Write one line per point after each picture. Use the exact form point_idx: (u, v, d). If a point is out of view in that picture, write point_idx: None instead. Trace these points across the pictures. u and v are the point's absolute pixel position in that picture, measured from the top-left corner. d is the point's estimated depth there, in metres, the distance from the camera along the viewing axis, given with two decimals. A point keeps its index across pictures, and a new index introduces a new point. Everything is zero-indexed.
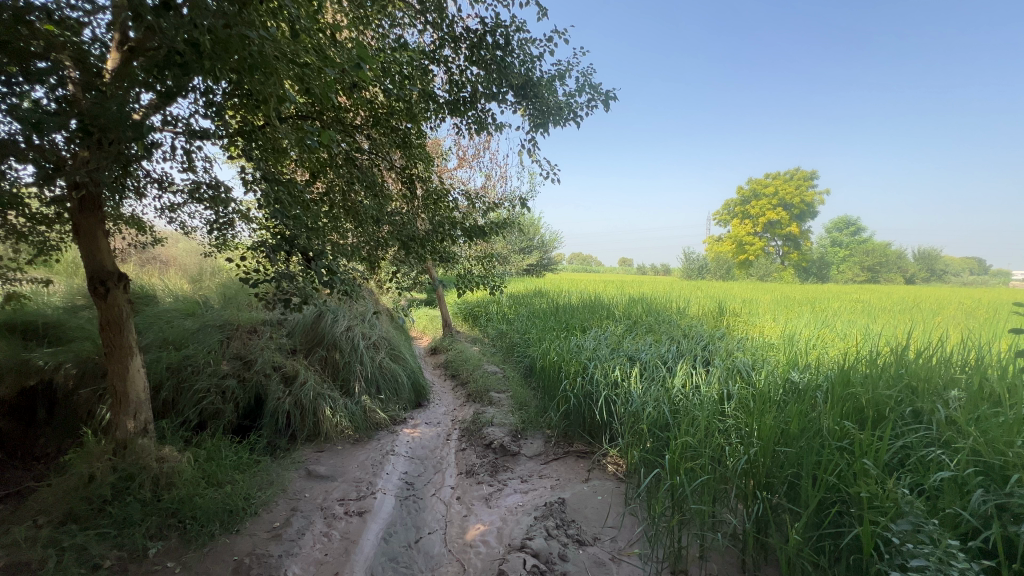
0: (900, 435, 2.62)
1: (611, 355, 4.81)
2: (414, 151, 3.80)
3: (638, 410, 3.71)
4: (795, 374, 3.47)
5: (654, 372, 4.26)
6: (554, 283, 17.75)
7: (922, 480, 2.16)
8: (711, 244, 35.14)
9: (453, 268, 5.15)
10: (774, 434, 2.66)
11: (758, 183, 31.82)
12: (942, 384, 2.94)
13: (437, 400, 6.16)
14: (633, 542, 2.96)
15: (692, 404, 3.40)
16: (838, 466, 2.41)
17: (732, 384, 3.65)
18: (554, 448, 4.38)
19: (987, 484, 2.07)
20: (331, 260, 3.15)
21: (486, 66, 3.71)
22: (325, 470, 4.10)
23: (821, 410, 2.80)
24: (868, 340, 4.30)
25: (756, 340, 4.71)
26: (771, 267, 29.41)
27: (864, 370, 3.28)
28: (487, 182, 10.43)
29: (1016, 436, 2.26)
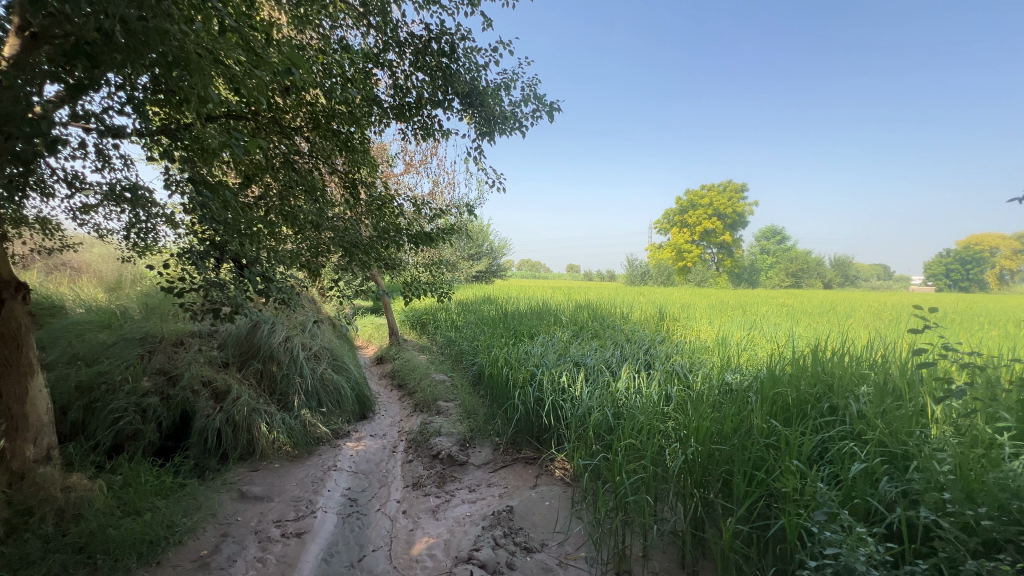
0: (820, 430, 2.83)
1: (558, 361, 4.89)
2: (356, 156, 3.70)
3: (584, 414, 3.79)
4: (728, 375, 3.67)
5: (599, 377, 4.36)
6: (503, 289, 17.84)
7: (839, 470, 2.34)
8: (653, 251, 36.67)
9: (399, 275, 5.04)
10: (709, 433, 2.81)
11: (695, 195, 33.74)
12: (855, 380, 3.21)
13: (382, 411, 5.98)
14: (579, 546, 3.00)
15: (634, 407, 3.51)
16: (766, 461, 2.57)
17: (672, 386, 3.80)
18: (502, 456, 4.37)
19: (892, 471, 2.28)
20: (267, 268, 2.99)
21: (431, 72, 3.69)
22: (260, 491, 3.86)
23: (751, 409, 2.97)
24: (791, 342, 4.63)
25: (693, 344, 4.95)
26: (708, 273, 31.11)
27: (788, 369, 3.52)
28: (435, 188, 10.34)
29: (914, 427, 2.51)
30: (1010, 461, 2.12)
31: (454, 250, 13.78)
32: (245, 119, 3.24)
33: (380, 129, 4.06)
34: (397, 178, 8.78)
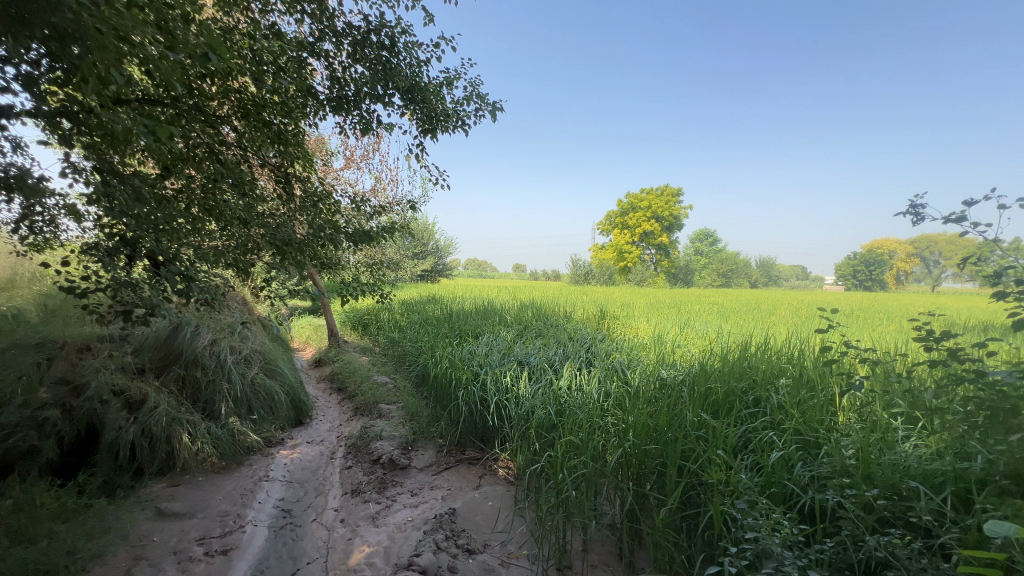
0: (744, 421, 3.03)
1: (502, 360, 4.89)
2: (290, 148, 3.51)
3: (527, 413, 3.81)
4: (663, 371, 3.85)
5: (542, 376, 4.41)
6: (449, 288, 17.69)
7: (760, 458, 2.52)
8: (595, 252, 37.77)
9: (337, 274, 4.84)
10: (645, 428, 2.91)
11: (635, 198, 35.13)
12: (775, 373, 3.47)
13: (320, 417, 5.72)
14: (521, 544, 3.02)
15: (576, 404, 3.57)
16: (696, 453, 2.71)
17: (612, 382, 3.91)
18: (446, 457, 4.31)
19: (806, 457, 2.48)
20: (188, 265, 2.76)
21: (371, 65, 3.57)
22: (180, 507, 3.57)
23: (684, 404, 3.12)
24: (720, 338, 4.93)
25: (631, 341, 5.15)
26: (647, 273, 32.46)
27: (717, 364, 3.74)
28: (377, 185, 10.06)
29: (825, 416, 2.74)
30: (902, 444, 2.37)
31: (397, 248, 13.45)
32: (163, 104, 2.97)
33: (316, 121, 3.88)
34: (336, 173, 8.43)
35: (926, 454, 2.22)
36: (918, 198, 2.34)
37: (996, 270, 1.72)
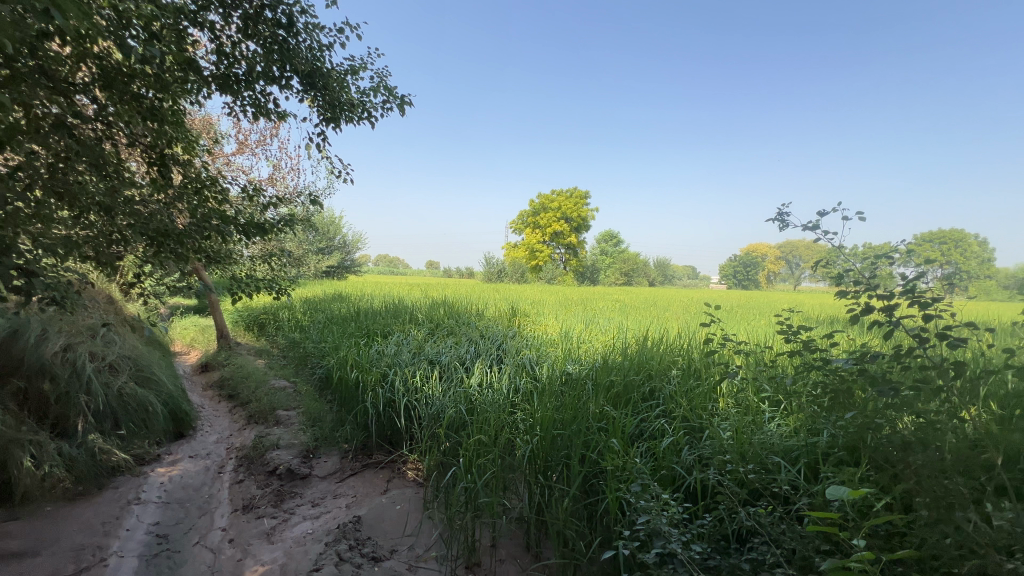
0: (641, 411, 3.26)
1: (412, 360, 4.77)
2: (166, 127, 3.10)
3: (437, 413, 3.75)
4: (569, 366, 4.01)
5: (453, 375, 4.37)
6: (358, 285, 16.90)
7: (654, 445, 2.72)
8: (508, 250, 38.38)
9: (226, 270, 4.38)
10: (551, 422, 3.02)
11: (546, 198, 36.29)
12: (668, 365, 3.77)
13: (205, 428, 5.15)
14: (430, 546, 2.97)
15: (486, 401, 3.59)
16: (597, 443, 2.87)
17: (521, 379, 4.00)
18: (351, 463, 4.09)
19: (692, 441, 2.73)
20: (27, 258, 2.32)
21: (265, 43, 3.27)
22: (20, 545, 3.00)
23: (588, 397, 3.28)
24: (621, 333, 5.26)
25: (540, 338, 5.30)
26: (557, 271, 33.71)
27: (618, 358, 3.98)
28: (275, 173, 9.28)
29: (708, 403, 3.05)
30: (769, 424, 2.70)
31: (298, 242, 12.54)
32: None
33: (197, 100, 3.47)
34: (225, 157, 7.62)
35: (786, 432, 2.56)
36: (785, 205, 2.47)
37: (840, 273, 2.01)
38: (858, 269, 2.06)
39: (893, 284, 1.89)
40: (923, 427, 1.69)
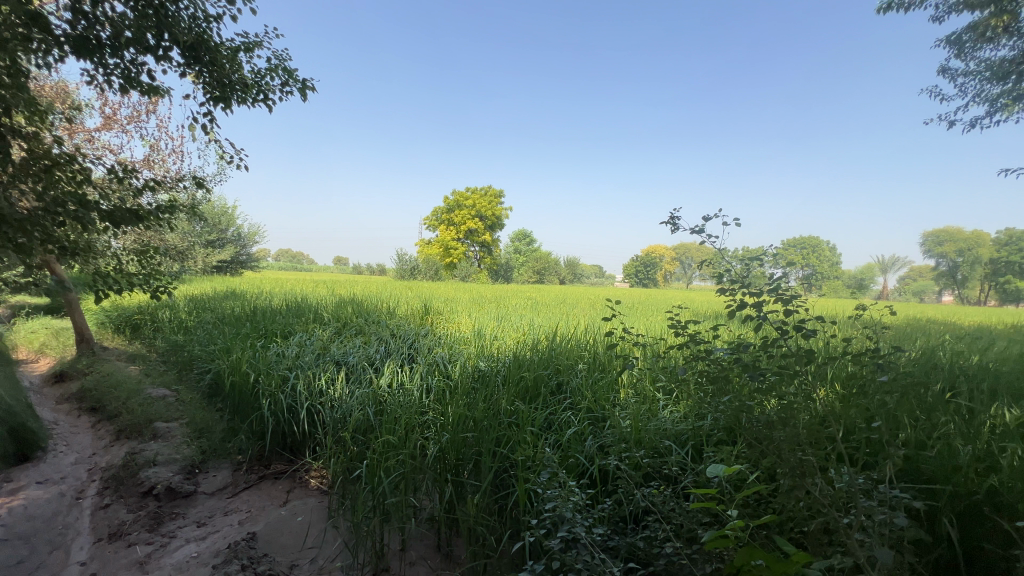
0: (549, 404, 3.38)
1: (315, 361, 4.50)
2: (3, 93, 2.60)
3: (343, 416, 3.58)
4: (482, 363, 4.05)
5: (361, 375, 4.19)
6: (254, 283, 15.52)
7: (561, 436, 2.84)
8: (422, 247, 37.68)
9: (87, 264, 3.79)
10: (462, 420, 3.01)
11: (461, 196, 36.15)
12: (575, 359, 3.96)
13: (60, 448, 4.41)
14: (335, 556, 2.81)
15: (396, 401, 3.49)
16: (507, 438, 2.93)
17: (433, 377, 3.95)
18: (244, 476, 3.74)
19: (595, 430, 2.89)
20: None
21: (137, 6, 2.88)
22: None
23: (499, 394, 3.34)
24: (532, 330, 5.42)
25: (453, 335, 5.28)
26: (471, 269, 33.73)
27: (528, 354, 4.10)
28: (152, 155, 8.20)
29: (610, 394, 3.25)
30: (662, 411, 2.95)
31: (181, 233, 11.20)
32: None
33: (46, 63, 2.95)
34: (86, 133, 6.57)
35: (676, 417, 2.81)
36: (672, 209, 2.36)
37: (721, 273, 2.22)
38: (737, 269, 2.27)
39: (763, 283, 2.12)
40: (783, 407, 1.88)
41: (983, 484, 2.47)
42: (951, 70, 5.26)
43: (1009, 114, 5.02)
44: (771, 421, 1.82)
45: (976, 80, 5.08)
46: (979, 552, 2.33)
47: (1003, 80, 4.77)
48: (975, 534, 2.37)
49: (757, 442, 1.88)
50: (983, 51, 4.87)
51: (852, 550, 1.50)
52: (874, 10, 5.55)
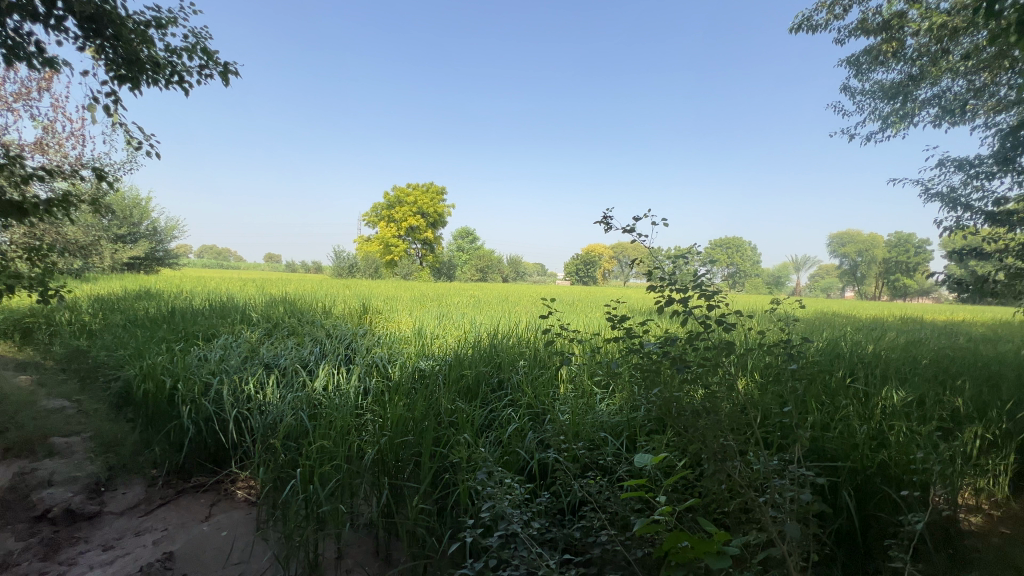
0: (489, 402, 3.39)
1: (243, 365, 4.20)
2: None
3: (274, 422, 3.38)
4: (422, 363, 3.98)
5: (293, 378, 3.98)
6: (172, 282, 14.27)
7: (501, 433, 2.85)
8: (361, 245, 36.43)
9: None
10: (401, 420, 2.96)
11: (401, 192, 35.33)
12: (516, 356, 4.00)
13: None
14: (263, 571, 2.63)
15: (332, 404, 3.36)
16: (447, 437, 2.90)
17: (371, 378, 3.83)
18: (160, 491, 3.41)
19: (535, 426, 2.94)
20: None
21: None
22: None
23: (439, 393, 3.31)
24: (474, 328, 5.41)
25: (393, 335, 5.15)
26: (412, 267, 33.07)
27: (470, 352, 4.08)
28: (46, 138, 7.32)
29: (550, 389, 3.32)
30: (599, 405, 3.07)
31: (84, 227, 10.07)
32: None
33: None
34: None
35: (612, 410, 2.92)
36: (605, 211, 2.23)
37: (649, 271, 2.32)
38: (667, 267, 2.37)
39: (686, 281, 2.23)
40: (707, 396, 2.00)
41: (875, 459, 2.79)
42: (850, 89, 5.85)
43: (897, 130, 5.67)
44: (695, 409, 1.95)
45: (870, 99, 5.69)
46: (872, 520, 2.62)
47: (892, 100, 5.38)
48: (868, 504, 2.67)
49: (683, 431, 1.99)
50: (876, 73, 5.45)
51: (766, 526, 1.63)
52: (787, 31, 6.06)
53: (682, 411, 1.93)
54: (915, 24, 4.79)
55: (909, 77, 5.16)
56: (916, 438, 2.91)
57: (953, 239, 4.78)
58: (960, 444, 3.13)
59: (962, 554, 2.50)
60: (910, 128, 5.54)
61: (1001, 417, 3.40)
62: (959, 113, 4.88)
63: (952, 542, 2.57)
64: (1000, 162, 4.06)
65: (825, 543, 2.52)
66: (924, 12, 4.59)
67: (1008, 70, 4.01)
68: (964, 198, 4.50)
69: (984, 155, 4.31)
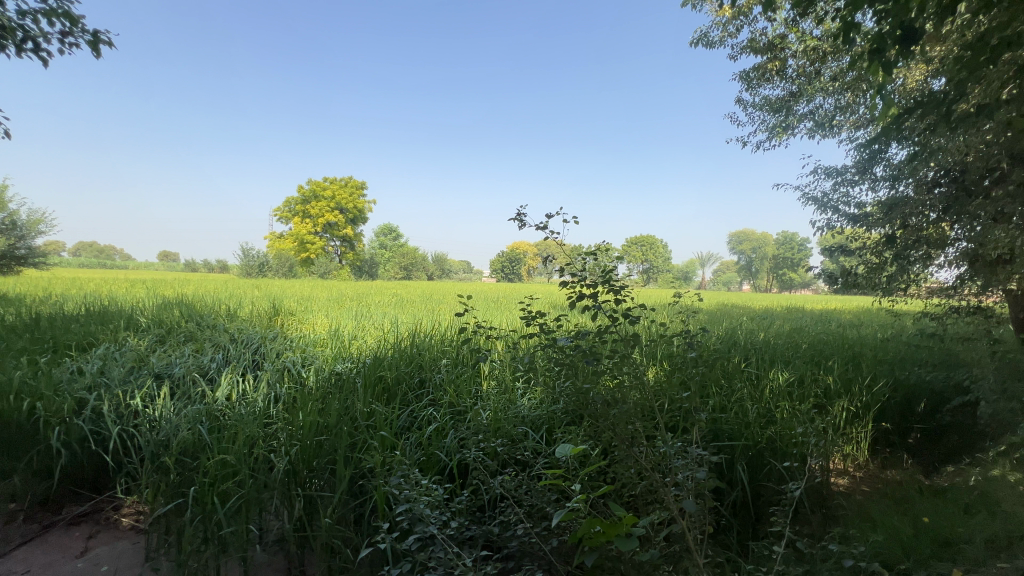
0: (410, 403, 3.31)
1: (128, 378, 3.60)
2: None
3: (166, 439, 2.95)
4: (339, 365, 3.78)
5: (191, 390, 3.55)
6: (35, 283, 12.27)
7: (422, 434, 2.81)
8: (272, 241, 33.93)
9: None
10: (314, 427, 2.80)
11: (317, 186, 33.37)
12: (438, 355, 3.94)
13: None
14: None
15: (236, 414, 3.07)
16: (363, 443, 2.79)
17: (282, 385, 3.57)
18: (20, 528, 2.89)
19: (456, 424, 2.93)
20: None
21: None
22: None
23: (356, 396, 3.17)
24: (395, 328, 5.25)
25: (307, 337, 4.84)
26: (331, 265, 31.39)
27: (390, 353, 3.95)
28: None
29: (471, 387, 3.32)
30: (520, 400, 3.13)
31: None
32: None
33: None
34: None
35: (532, 404, 2.99)
36: (518, 207, 2.25)
37: (565, 265, 2.36)
38: (585, 264, 2.42)
39: (597, 275, 2.31)
40: (617, 387, 2.11)
41: (764, 435, 3.10)
42: (743, 101, 6.45)
43: (781, 140, 6.35)
44: (607, 400, 2.03)
45: (759, 111, 6.31)
46: (761, 489, 2.93)
47: (776, 113, 6.02)
48: (758, 475, 2.98)
49: (594, 421, 2.08)
50: (764, 88, 6.06)
51: (668, 505, 1.76)
52: (689, 44, 6.53)
53: (593, 402, 2.01)
54: (794, 46, 5.39)
55: (790, 93, 5.80)
56: (796, 414, 3.29)
57: (825, 238, 5.46)
58: (831, 416, 3.60)
59: (832, 512, 2.88)
60: (790, 139, 6.24)
61: (862, 391, 3.95)
62: (828, 128, 5.59)
63: (824, 503, 2.95)
64: (859, 171, 4.70)
65: (723, 515, 2.77)
66: (801, 36, 5.18)
67: (864, 92, 4.65)
68: (833, 202, 5.15)
69: (848, 165, 4.97)
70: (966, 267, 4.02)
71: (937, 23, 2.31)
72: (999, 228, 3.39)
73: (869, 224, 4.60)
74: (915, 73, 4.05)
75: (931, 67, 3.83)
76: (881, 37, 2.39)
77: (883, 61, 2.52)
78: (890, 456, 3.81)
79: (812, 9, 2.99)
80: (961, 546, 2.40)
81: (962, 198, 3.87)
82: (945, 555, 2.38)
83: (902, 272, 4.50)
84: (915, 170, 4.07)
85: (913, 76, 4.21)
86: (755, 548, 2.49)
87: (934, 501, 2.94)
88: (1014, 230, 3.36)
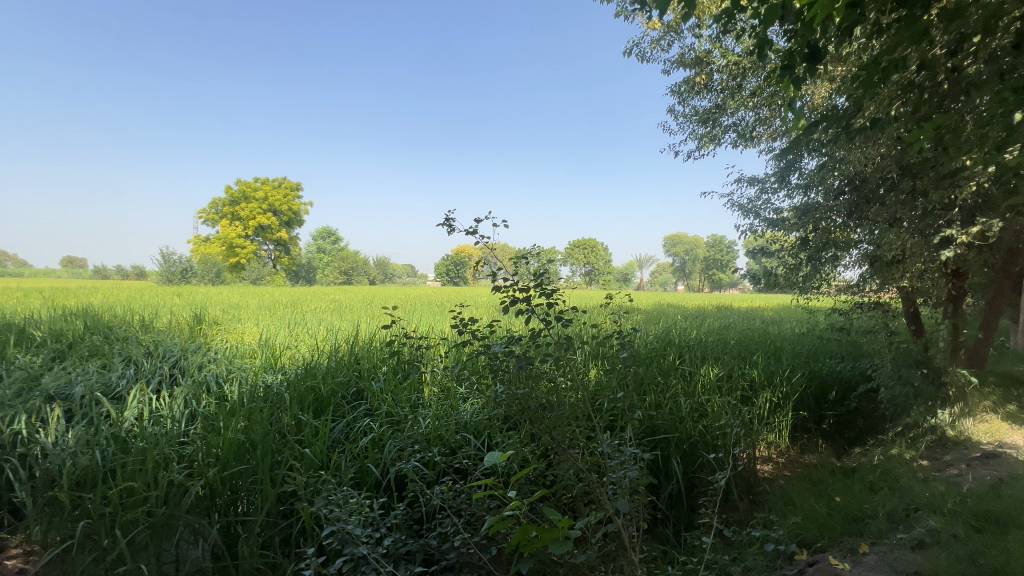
0: (345, 415, 3.16)
1: (13, 400, 3.07)
2: None
3: (59, 467, 2.57)
4: (265, 378, 3.51)
5: (92, 411, 3.13)
6: None
7: (358, 447, 2.69)
8: (198, 245, 31.60)
9: None
10: (235, 446, 2.57)
11: (248, 185, 31.35)
12: (376, 362, 3.78)
13: None
14: None
15: (146, 435, 2.75)
16: (291, 459, 2.62)
17: (201, 400, 3.27)
18: None
19: (393, 434, 2.83)
20: None
21: None
22: None
23: (284, 409, 2.97)
24: (331, 336, 5.00)
25: (232, 348, 4.49)
26: (265, 270, 29.57)
27: (324, 362, 3.74)
28: None
29: (410, 395, 3.24)
30: (462, 406, 3.10)
31: None
32: None
33: None
34: None
35: (473, 409, 2.96)
36: (447, 208, 2.16)
37: (500, 268, 2.32)
38: (524, 268, 2.36)
39: (531, 278, 2.30)
40: (552, 392, 2.10)
41: (696, 430, 3.24)
42: (675, 112, 6.77)
43: (708, 149, 6.74)
44: (544, 404, 2.02)
45: (689, 122, 6.66)
46: (694, 481, 3.08)
47: (704, 124, 6.37)
48: (691, 468, 3.13)
49: (532, 424, 2.06)
50: (693, 100, 6.40)
51: (604, 505, 1.78)
52: (623, 54, 6.77)
53: (531, 407, 1.99)
54: (717, 62, 5.73)
55: (716, 106, 6.16)
56: (725, 407, 3.47)
57: (749, 241, 5.84)
58: (756, 407, 3.83)
59: (757, 498, 3.08)
60: (716, 148, 6.64)
61: (783, 383, 4.23)
62: (749, 138, 6.00)
63: (751, 489, 3.15)
64: (778, 179, 5.07)
65: (659, 508, 2.90)
66: (723, 52, 5.52)
67: (779, 106, 5.03)
68: (756, 207, 5.51)
69: (767, 174, 5.34)
70: (867, 267, 4.45)
71: (837, 44, 2.50)
72: (893, 231, 3.78)
73: (786, 228, 4.94)
74: (821, 90, 4.42)
75: (835, 86, 4.21)
76: (791, 54, 2.56)
77: (793, 76, 2.68)
78: (808, 441, 4.13)
79: (733, 25, 3.15)
80: (866, 521, 2.63)
81: (862, 205, 4.28)
82: (854, 531, 2.58)
83: (815, 272, 4.90)
84: (823, 179, 4.44)
85: (820, 93, 4.61)
86: (687, 539, 2.61)
87: (844, 481, 3.21)
88: (905, 233, 3.74)
